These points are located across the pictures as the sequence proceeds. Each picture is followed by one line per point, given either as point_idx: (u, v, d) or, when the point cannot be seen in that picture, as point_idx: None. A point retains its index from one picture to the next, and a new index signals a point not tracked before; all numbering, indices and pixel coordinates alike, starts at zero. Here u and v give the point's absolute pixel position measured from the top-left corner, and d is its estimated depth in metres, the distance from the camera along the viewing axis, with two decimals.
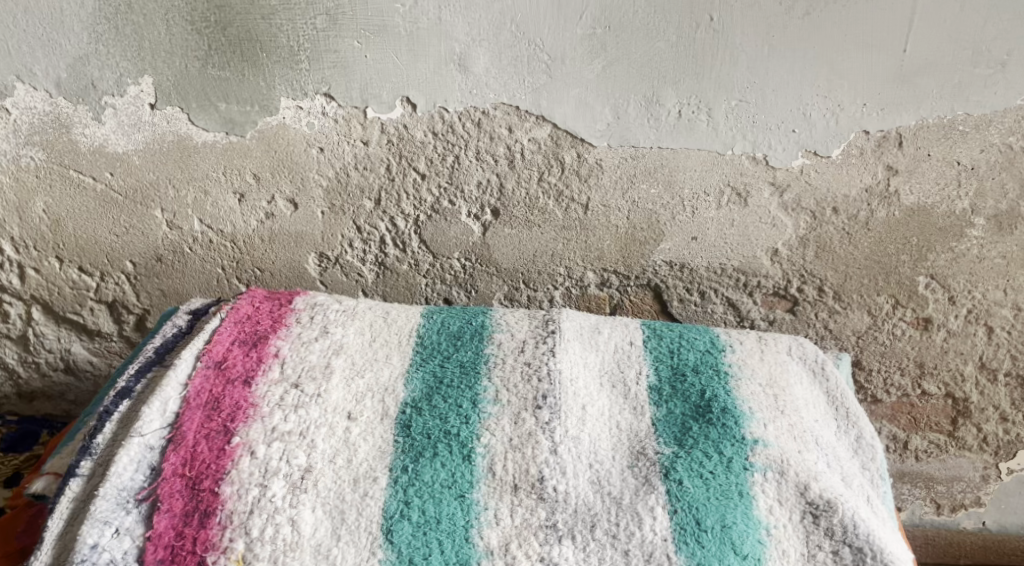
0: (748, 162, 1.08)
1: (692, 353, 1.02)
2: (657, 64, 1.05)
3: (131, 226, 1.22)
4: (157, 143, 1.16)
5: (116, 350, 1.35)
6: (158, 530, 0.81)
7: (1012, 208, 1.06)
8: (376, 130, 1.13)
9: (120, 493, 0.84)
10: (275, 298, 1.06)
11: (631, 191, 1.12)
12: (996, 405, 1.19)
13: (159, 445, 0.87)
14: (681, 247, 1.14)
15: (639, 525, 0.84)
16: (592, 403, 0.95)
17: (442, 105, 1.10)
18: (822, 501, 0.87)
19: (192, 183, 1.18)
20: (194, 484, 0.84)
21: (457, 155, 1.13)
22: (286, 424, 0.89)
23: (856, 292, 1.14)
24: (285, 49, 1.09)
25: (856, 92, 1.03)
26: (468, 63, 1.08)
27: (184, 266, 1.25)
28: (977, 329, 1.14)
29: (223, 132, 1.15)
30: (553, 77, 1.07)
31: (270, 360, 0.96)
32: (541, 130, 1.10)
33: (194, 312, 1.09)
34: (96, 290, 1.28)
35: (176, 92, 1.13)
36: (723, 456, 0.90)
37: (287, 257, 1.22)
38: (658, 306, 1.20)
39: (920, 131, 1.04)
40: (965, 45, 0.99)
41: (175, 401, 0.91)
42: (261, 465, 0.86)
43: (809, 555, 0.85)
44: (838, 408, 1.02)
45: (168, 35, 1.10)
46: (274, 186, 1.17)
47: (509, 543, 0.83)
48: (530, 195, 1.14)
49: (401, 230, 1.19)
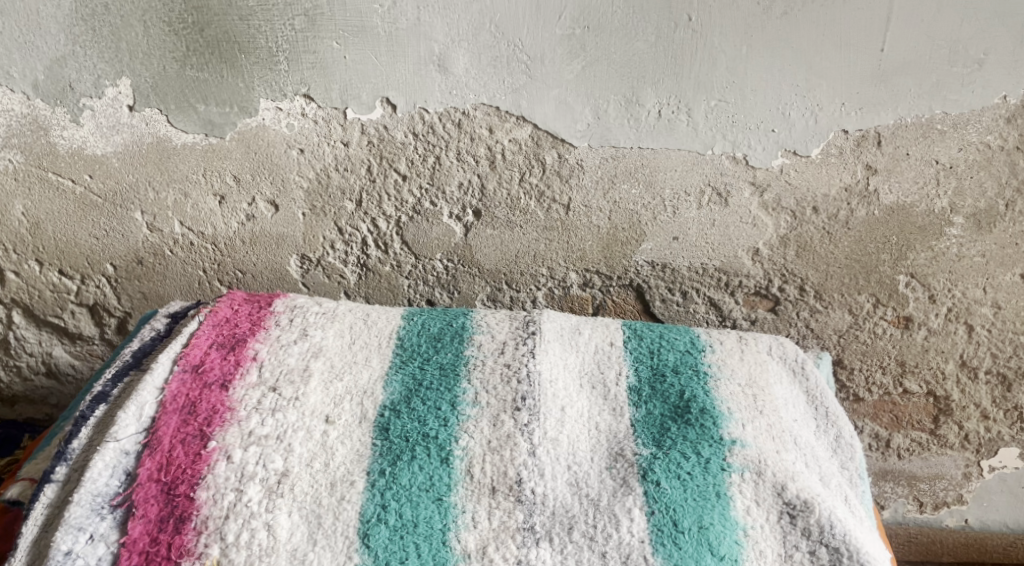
0: (728, 162, 1.08)
1: (671, 354, 1.02)
2: (636, 64, 1.05)
3: (111, 229, 1.21)
4: (136, 145, 1.15)
5: (97, 353, 1.34)
6: (132, 536, 0.81)
7: (991, 206, 1.06)
8: (356, 131, 1.12)
9: (95, 499, 0.83)
10: (254, 301, 1.06)
11: (612, 192, 1.12)
12: (977, 403, 1.19)
13: (134, 450, 0.86)
14: (663, 247, 1.14)
15: (617, 527, 0.84)
16: (571, 405, 0.95)
17: (422, 105, 1.10)
18: (799, 501, 0.87)
19: (172, 185, 1.17)
20: (169, 489, 0.84)
21: (437, 156, 1.13)
22: (262, 428, 0.89)
23: (837, 291, 1.14)
24: (264, 50, 1.08)
25: (835, 91, 1.03)
26: (448, 64, 1.07)
27: (165, 269, 1.24)
28: (957, 328, 1.14)
29: (202, 134, 1.14)
30: (533, 78, 1.07)
31: (248, 363, 0.95)
32: (521, 130, 1.10)
33: (172, 315, 1.08)
34: (76, 293, 1.27)
35: (154, 93, 1.12)
36: (701, 457, 0.90)
37: (268, 259, 1.21)
38: (641, 306, 1.19)
39: (898, 131, 1.04)
40: (942, 44, 0.99)
41: (151, 405, 0.90)
42: (237, 469, 0.85)
43: (786, 556, 0.85)
44: (817, 407, 1.02)
45: (146, 37, 1.09)
46: (255, 187, 1.17)
47: (487, 546, 0.83)
48: (511, 195, 1.14)
49: (383, 231, 1.18)
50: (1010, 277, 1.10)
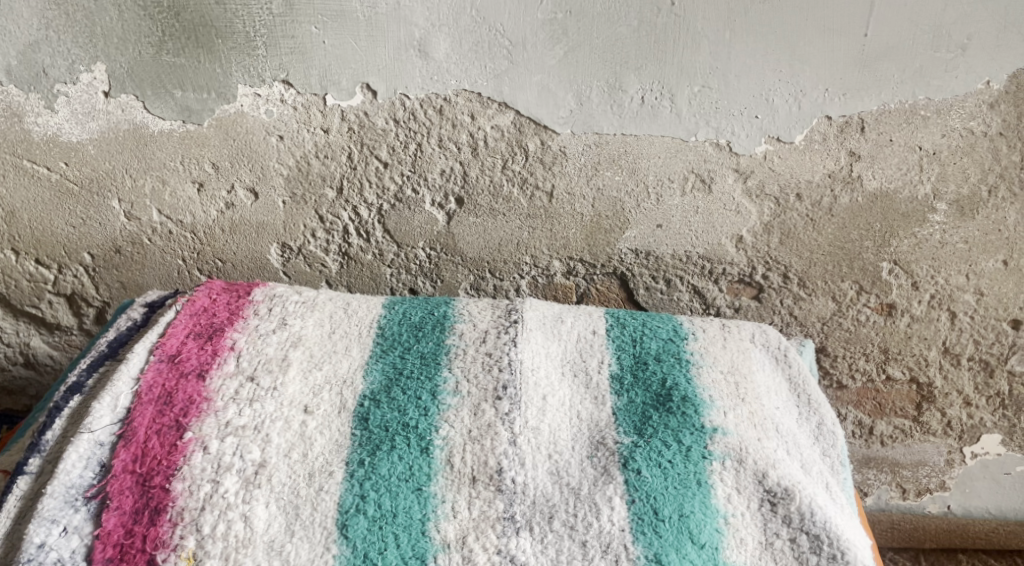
0: (712, 149, 1.07)
1: (654, 342, 1.01)
2: (619, 49, 1.03)
3: (88, 217, 1.19)
4: (112, 132, 1.12)
5: (76, 344, 1.32)
6: (107, 528, 0.79)
7: (974, 192, 1.06)
8: (336, 118, 1.10)
9: (68, 491, 0.81)
10: (233, 290, 1.04)
11: (595, 179, 1.10)
12: (960, 389, 1.19)
13: (109, 442, 0.85)
14: (647, 235, 1.13)
15: (597, 516, 0.83)
16: (552, 393, 0.94)
17: (402, 91, 1.08)
18: (779, 489, 0.87)
19: (150, 172, 1.15)
20: (144, 481, 0.82)
21: (419, 143, 1.11)
22: (240, 418, 0.88)
23: (820, 278, 1.13)
24: (241, 36, 1.06)
25: (818, 77, 1.02)
26: (429, 49, 1.05)
27: (143, 258, 1.22)
28: (940, 314, 1.14)
29: (179, 121, 1.12)
30: (514, 63, 1.05)
31: (226, 353, 0.94)
32: (504, 117, 1.08)
33: (150, 305, 1.07)
34: (53, 283, 1.25)
35: (130, 79, 1.09)
36: (682, 445, 0.90)
37: (248, 247, 1.20)
38: (625, 294, 1.19)
39: (882, 117, 1.03)
40: (925, 29, 0.99)
41: (126, 396, 0.89)
42: (213, 460, 0.84)
43: (767, 543, 0.84)
44: (800, 395, 1.01)
45: (121, 21, 1.06)
46: (233, 175, 1.15)
47: (467, 536, 0.82)
48: (494, 182, 1.13)
49: (364, 219, 1.17)
50: (993, 264, 1.10)
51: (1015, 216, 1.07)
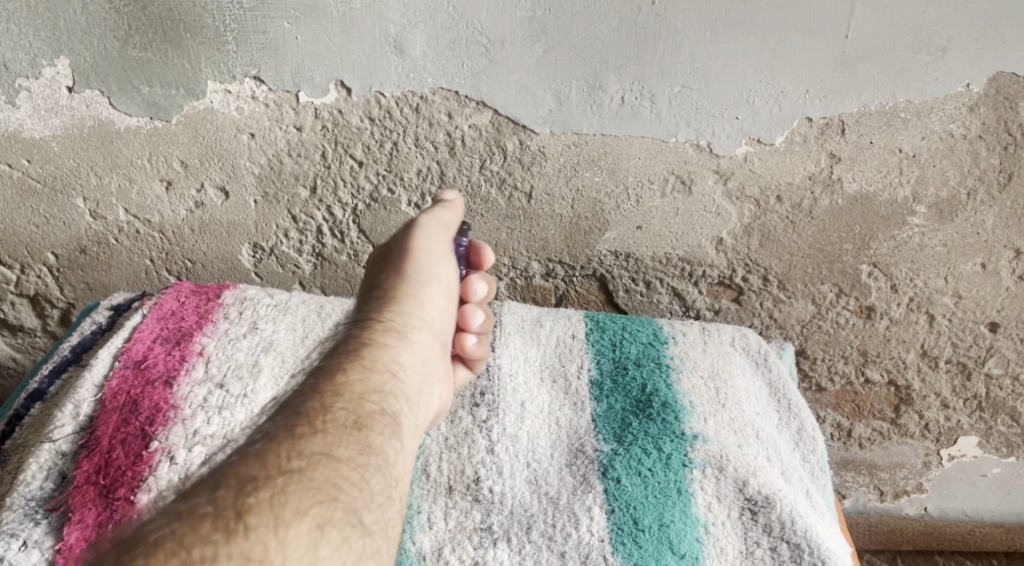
0: (692, 150, 1.06)
1: (634, 346, 1.00)
2: (599, 48, 1.01)
3: (51, 216, 1.15)
4: (76, 129, 1.08)
5: (40, 346, 1.28)
6: (68, 542, 0.76)
7: (953, 196, 1.05)
8: (310, 116, 1.07)
9: (28, 504, 0.79)
10: (203, 291, 1.01)
11: (575, 180, 1.09)
12: (937, 392, 1.20)
13: (70, 451, 0.83)
14: (627, 236, 1.12)
15: (576, 526, 0.82)
16: (531, 400, 0.94)
17: (378, 88, 1.05)
18: (760, 497, 0.86)
19: (116, 170, 1.12)
20: (108, 493, 0.80)
21: (395, 142, 1.08)
22: (208, 427, 0.85)
23: (800, 281, 1.13)
24: (211, 30, 1.02)
25: (799, 79, 1.00)
26: (405, 45, 1.02)
27: (109, 258, 1.19)
28: (918, 317, 1.14)
29: (147, 117, 1.08)
30: (492, 61, 1.02)
31: (194, 359, 0.91)
32: (481, 116, 1.06)
33: (116, 307, 1.03)
34: (16, 283, 1.21)
35: (95, 74, 1.05)
36: (662, 453, 0.89)
37: (219, 248, 1.17)
38: (604, 296, 1.19)
39: (862, 119, 1.02)
40: (905, 30, 0.96)
41: (89, 403, 0.86)
42: (181, 471, 0.82)
43: (747, 552, 0.83)
44: (780, 399, 1.01)
45: (85, 14, 1.02)
46: (203, 173, 1.12)
47: (443, 548, 0.81)
48: (472, 182, 1.10)
49: (339, 219, 1.14)
50: (971, 267, 1.09)
51: (994, 220, 1.06)
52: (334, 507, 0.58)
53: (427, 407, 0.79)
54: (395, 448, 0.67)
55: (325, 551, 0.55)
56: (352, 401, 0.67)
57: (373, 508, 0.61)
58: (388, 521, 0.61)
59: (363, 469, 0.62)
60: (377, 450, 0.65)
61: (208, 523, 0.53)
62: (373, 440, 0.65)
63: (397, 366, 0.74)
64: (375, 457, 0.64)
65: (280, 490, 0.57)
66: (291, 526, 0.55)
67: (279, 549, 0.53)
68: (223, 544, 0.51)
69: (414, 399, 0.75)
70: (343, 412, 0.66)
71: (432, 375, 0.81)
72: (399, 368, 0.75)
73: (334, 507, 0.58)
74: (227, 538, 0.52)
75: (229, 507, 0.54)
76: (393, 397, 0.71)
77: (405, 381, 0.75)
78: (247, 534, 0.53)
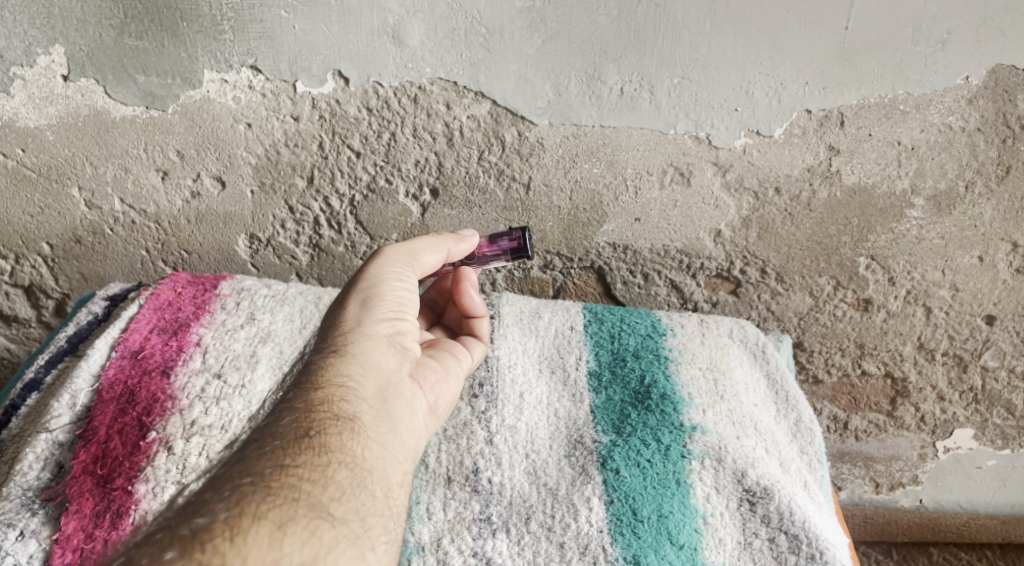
0: (691, 142, 1.05)
1: (632, 338, 1.01)
2: (598, 39, 1.00)
3: (46, 206, 1.14)
4: (71, 118, 1.07)
5: (36, 336, 1.27)
6: (66, 532, 0.76)
7: (952, 188, 1.05)
8: (307, 106, 1.07)
9: (25, 494, 0.78)
10: (199, 282, 1.00)
11: (573, 171, 1.09)
12: (934, 384, 1.20)
13: (67, 441, 0.82)
14: (625, 228, 1.12)
15: (575, 517, 0.82)
16: (530, 391, 0.94)
17: (376, 79, 1.04)
18: (758, 488, 0.86)
19: (112, 160, 1.11)
20: (105, 483, 0.79)
21: (393, 132, 1.08)
22: (206, 417, 0.85)
23: (798, 273, 1.13)
24: (207, 19, 1.01)
25: (798, 70, 1.00)
26: (403, 35, 1.01)
27: (105, 248, 1.18)
28: (915, 310, 1.14)
29: (143, 107, 1.07)
30: (491, 51, 1.02)
31: (191, 349, 0.91)
32: (480, 107, 1.05)
33: (112, 297, 1.03)
34: (11, 273, 1.21)
35: (90, 63, 1.04)
36: (661, 444, 0.89)
37: (215, 238, 1.16)
38: (602, 288, 1.19)
39: (861, 111, 1.02)
40: (905, 22, 0.96)
41: (86, 393, 0.86)
42: (179, 461, 0.81)
43: (746, 543, 0.84)
44: (778, 391, 1.01)
45: (80, 2, 1.00)
46: (199, 163, 1.11)
47: (442, 538, 0.81)
48: (470, 173, 1.10)
49: (336, 210, 1.14)
50: (968, 260, 1.10)
51: (992, 212, 1.06)
52: (297, 505, 0.60)
53: (408, 406, 0.76)
54: (358, 445, 0.68)
55: (290, 547, 0.57)
56: (317, 405, 0.69)
57: (342, 499, 0.63)
58: (362, 506, 0.64)
59: (324, 467, 0.64)
60: (337, 449, 0.66)
61: (163, 546, 0.55)
62: (330, 441, 0.66)
63: (344, 377, 0.72)
64: (336, 454, 0.66)
65: (234, 504, 0.59)
66: (249, 533, 0.57)
67: (238, 556, 0.55)
68: (177, 561, 0.54)
69: (378, 401, 0.73)
70: (297, 425, 0.67)
71: (403, 378, 0.78)
72: (349, 378, 0.72)
73: (296, 507, 0.60)
74: (180, 556, 0.54)
75: (183, 528, 0.56)
76: (345, 403, 0.70)
77: (360, 387, 0.72)
78: (202, 549, 0.55)
